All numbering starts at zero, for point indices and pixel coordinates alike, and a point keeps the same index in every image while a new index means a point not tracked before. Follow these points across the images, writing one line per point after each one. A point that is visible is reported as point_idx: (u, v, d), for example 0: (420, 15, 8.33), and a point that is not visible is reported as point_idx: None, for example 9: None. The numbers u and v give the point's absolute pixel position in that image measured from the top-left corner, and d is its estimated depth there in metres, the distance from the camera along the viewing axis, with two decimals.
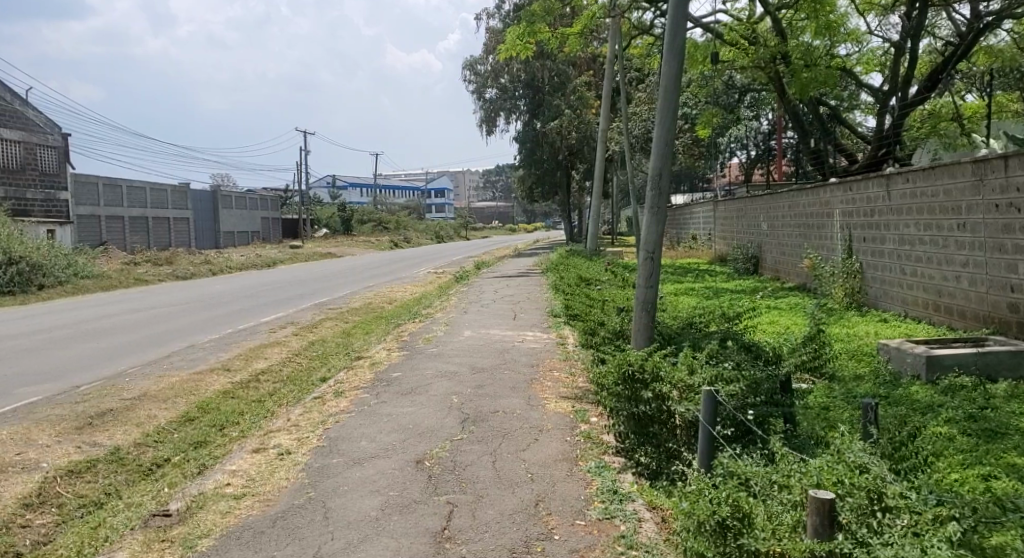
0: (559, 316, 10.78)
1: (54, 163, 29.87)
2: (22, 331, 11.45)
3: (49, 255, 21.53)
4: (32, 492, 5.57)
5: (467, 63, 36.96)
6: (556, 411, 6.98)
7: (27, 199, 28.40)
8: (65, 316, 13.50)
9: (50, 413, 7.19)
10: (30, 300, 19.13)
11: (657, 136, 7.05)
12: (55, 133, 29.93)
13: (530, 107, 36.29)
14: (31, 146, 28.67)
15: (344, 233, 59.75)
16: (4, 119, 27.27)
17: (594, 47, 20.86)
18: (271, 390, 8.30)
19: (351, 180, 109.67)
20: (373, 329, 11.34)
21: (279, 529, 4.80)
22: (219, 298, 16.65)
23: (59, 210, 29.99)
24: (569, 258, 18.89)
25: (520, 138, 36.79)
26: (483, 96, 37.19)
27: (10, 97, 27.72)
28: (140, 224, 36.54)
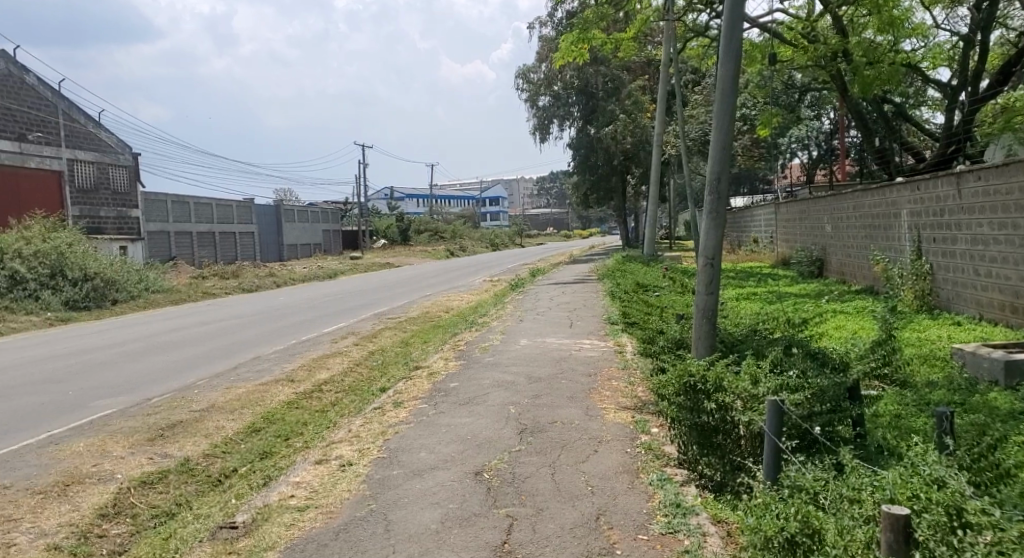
0: (617, 323, 10.65)
1: (125, 182, 31.47)
2: (100, 344, 12.03)
3: (123, 272, 22.58)
4: (108, 503, 5.83)
5: (521, 71, 36.97)
6: (616, 420, 6.87)
7: (101, 216, 29.91)
8: (138, 330, 14.05)
9: (123, 425, 7.48)
10: (106, 314, 20.07)
11: (715, 140, 6.89)
12: (126, 152, 31.57)
13: (584, 113, 36.27)
14: (104, 166, 30.24)
15: (402, 242, 60.92)
16: (80, 141, 29.09)
17: (651, 49, 20.55)
18: (333, 400, 8.43)
19: (407, 191, 111.86)
20: (432, 338, 11.42)
21: (342, 541, 4.87)
22: (285, 309, 17.13)
23: (130, 228, 31.49)
24: (626, 264, 18.82)
25: (575, 144, 36.83)
26: (537, 104, 37.09)
27: (86, 120, 29.53)
28: (208, 239, 37.88)
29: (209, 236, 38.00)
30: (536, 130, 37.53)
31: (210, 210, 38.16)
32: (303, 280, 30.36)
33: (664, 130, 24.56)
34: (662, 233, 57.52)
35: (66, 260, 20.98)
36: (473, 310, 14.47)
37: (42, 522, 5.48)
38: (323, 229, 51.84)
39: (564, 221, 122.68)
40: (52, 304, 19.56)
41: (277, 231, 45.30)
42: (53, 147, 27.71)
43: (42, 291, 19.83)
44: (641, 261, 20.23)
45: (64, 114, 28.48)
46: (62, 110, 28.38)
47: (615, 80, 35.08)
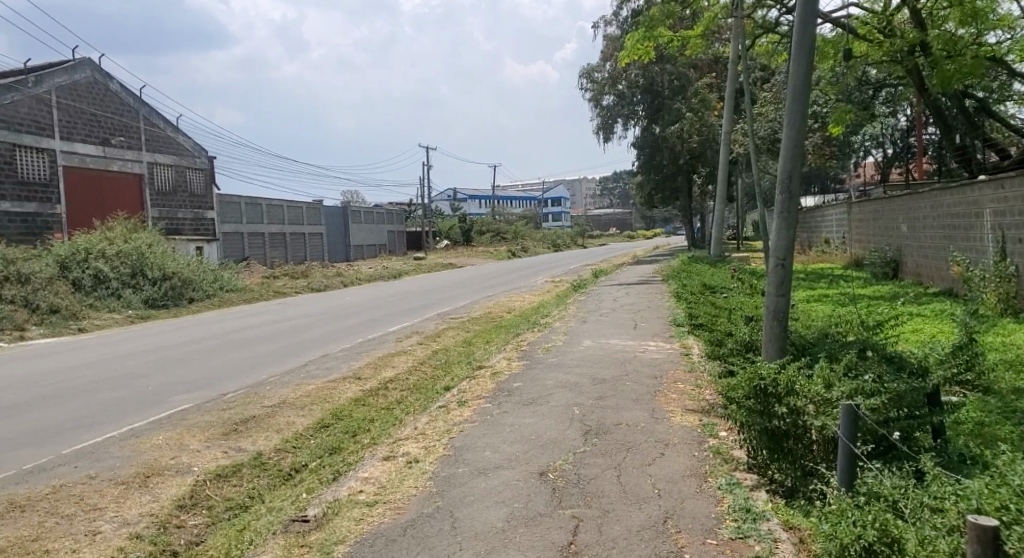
0: (682, 324, 10.49)
1: (202, 185, 32.79)
2: (178, 341, 12.53)
3: (199, 271, 23.45)
4: (185, 494, 6.05)
5: (584, 71, 36.79)
6: (683, 423, 6.76)
7: (179, 218, 31.24)
8: (213, 328, 14.56)
9: (199, 420, 7.75)
10: (182, 312, 20.88)
11: (787, 138, 6.71)
12: (203, 155, 32.79)
13: (649, 111, 35.88)
14: (182, 169, 31.60)
15: (464, 243, 61.50)
16: (159, 145, 30.46)
17: (719, 46, 20.18)
18: (399, 398, 8.55)
19: (469, 193, 112.90)
20: (495, 338, 11.48)
21: (410, 537, 4.93)
22: (351, 308, 17.48)
23: (207, 229, 32.79)
24: (691, 266, 18.52)
25: (640, 143, 36.65)
26: (601, 103, 36.82)
27: (165, 125, 30.90)
28: (279, 240, 39.05)
29: (281, 237, 39.12)
30: (600, 130, 37.28)
31: (281, 212, 39.28)
32: (368, 280, 30.92)
33: (731, 129, 24.09)
34: (728, 234, 56.42)
35: (147, 260, 21.91)
36: (536, 310, 14.50)
37: (125, 511, 5.73)
38: (388, 231, 52.69)
39: (626, 222, 121.45)
40: (133, 302, 20.43)
41: (344, 233, 46.30)
42: (135, 152, 29.05)
43: (124, 290, 20.74)
44: (707, 262, 19.88)
45: (145, 119, 29.82)
46: (143, 116, 29.73)
47: (681, 79, 34.58)
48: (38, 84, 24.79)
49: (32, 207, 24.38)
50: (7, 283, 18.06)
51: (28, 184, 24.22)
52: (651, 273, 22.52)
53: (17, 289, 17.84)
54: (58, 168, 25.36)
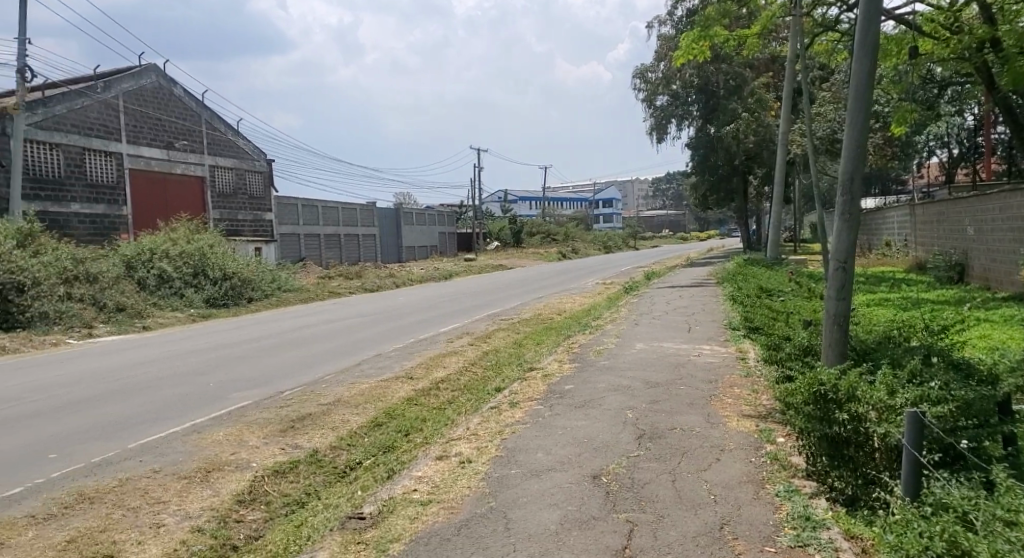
0: (738, 328, 10.32)
1: (260, 187, 33.66)
2: (238, 339, 12.87)
3: (257, 271, 24.06)
4: (245, 489, 6.20)
5: (638, 71, 36.35)
6: (739, 429, 6.64)
7: (239, 220, 32.13)
8: (271, 326, 14.92)
9: (258, 416, 7.93)
10: (241, 311, 21.46)
11: (849, 140, 6.54)
12: (261, 158, 33.68)
13: (705, 111, 35.45)
14: (242, 171, 32.51)
15: (514, 244, 61.68)
16: (221, 148, 31.40)
17: (778, 44, 19.82)
18: (450, 398, 8.61)
19: (518, 195, 113.30)
20: (545, 340, 11.46)
21: (464, 537, 4.95)
22: (403, 309, 17.69)
23: (265, 230, 33.64)
24: (746, 269, 18.21)
25: (694, 143, 36.22)
26: (654, 104, 36.45)
27: (226, 129, 31.80)
28: (334, 241, 39.78)
29: (335, 238, 39.86)
30: (653, 130, 36.93)
31: (336, 213, 40.03)
32: (420, 281, 31.21)
33: (787, 129, 23.59)
34: (785, 236, 55.24)
35: (208, 260, 22.58)
36: (587, 312, 14.45)
37: (187, 505, 5.90)
38: (439, 232, 53.14)
39: (677, 223, 119.83)
40: (194, 301, 21.09)
41: (396, 234, 46.91)
42: (197, 155, 29.96)
43: (186, 290, 21.41)
44: (763, 265, 19.53)
45: (207, 123, 30.72)
46: (205, 120, 30.62)
47: (736, 78, 33.72)
48: (106, 90, 25.80)
49: (100, 209, 25.31)
50: (75, 283, 18.51)
51: (97, 186, 25.15)
52: (705, 276, 22.23)
53: (86, 288, 18.56)
54: (125, 171, 26.32)
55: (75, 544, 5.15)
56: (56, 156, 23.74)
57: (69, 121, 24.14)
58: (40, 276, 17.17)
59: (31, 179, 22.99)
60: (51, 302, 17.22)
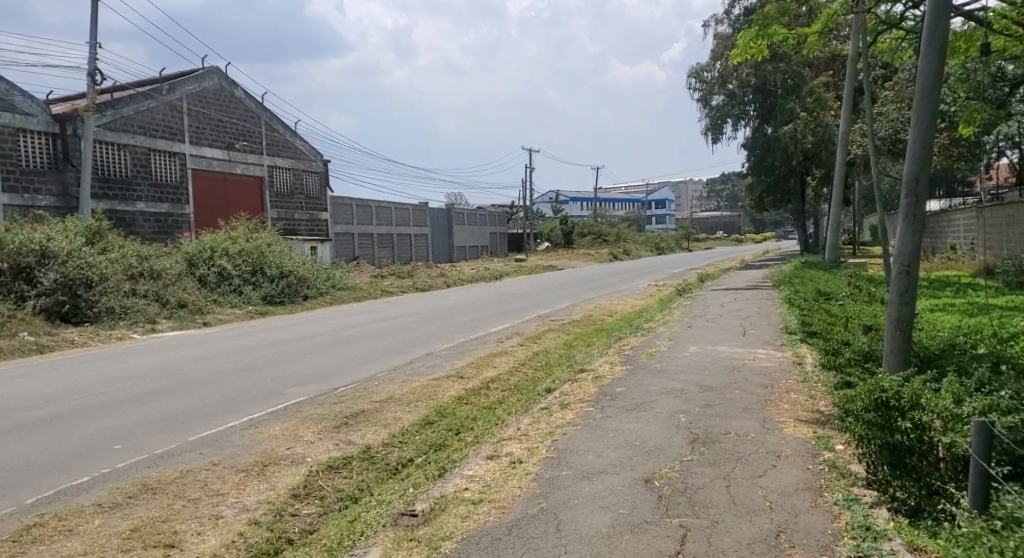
0: (795, 332, 10.09)
1: (317, 187, 34.35)
2: (294, 336, 13.17)
3: (313, 270, 24.55)
4: (300, 483, 6.32)
5: (693, 70, 36.18)
6: (795, 435, 6.49)
7: (296, 219, 32.82)
8: (326, 324, 15.21)
9: (313, 412, 8.09)
10: (297, 309, 21.93)
11: (913, 141, 6.33)
12: (318, 159, 34.36)
13: (762, 111, 34.87)
14: (299, 172, 33.23)
15: (565, 245, 61.56)
16: (279, 149, 32.10)
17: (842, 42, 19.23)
18: (500, 398, 8.64)
19: (569, 195, 113.23)
20: (596, 342, 11.40)
21: (515, 537, 4.96)
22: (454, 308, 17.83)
23: (321, 230, 34.33)
24: (803, 272, 17.81)
25: (750, 144, 35.64)
26: (710, 104, 36.05)
27: (285, 130, 32.52)
28: (387, 241, 40.36)
29: (388, 237, 40.44)
30: (709, 130, 36.47)
31: (390, 214, 40.63)
32: (470, 281, 31.38)
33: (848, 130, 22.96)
34: (844, 238, 53.78)
35: (265, 258, 23.13)
36: (639, 314, 14.31)
37: (244, 498, 6.04)
38: (490, 232, 53.39)
39: (731, 225, 117.80)
40: (253, 299, 21.67)
41: (448, 235, 47.35)
42: (256, 156, 30.70)
43: (245, 287, 22.00)
44: (821, 268, 19.09)
45: (267, 125, 31.40)
46: (265, 121, 31.30)
47: (796, 77, 33.27)
48: (171, 92, 26.59)
49: (164, 208, 26.15)
50: (140, 279, 19.19)
51: (161, 185, 25.99)
52: (760, 279, 21.80)
53: (150, 284, 19.20)
54: (188, 171, 27.13)
55: (139, 533, 5.32)
56: (123, 156, 24.66)
57: (136, 122, 25.05)
58: (107, 273, 17.83)
59: (100, 179, 23.93)
60: (117, 297, 17.85)
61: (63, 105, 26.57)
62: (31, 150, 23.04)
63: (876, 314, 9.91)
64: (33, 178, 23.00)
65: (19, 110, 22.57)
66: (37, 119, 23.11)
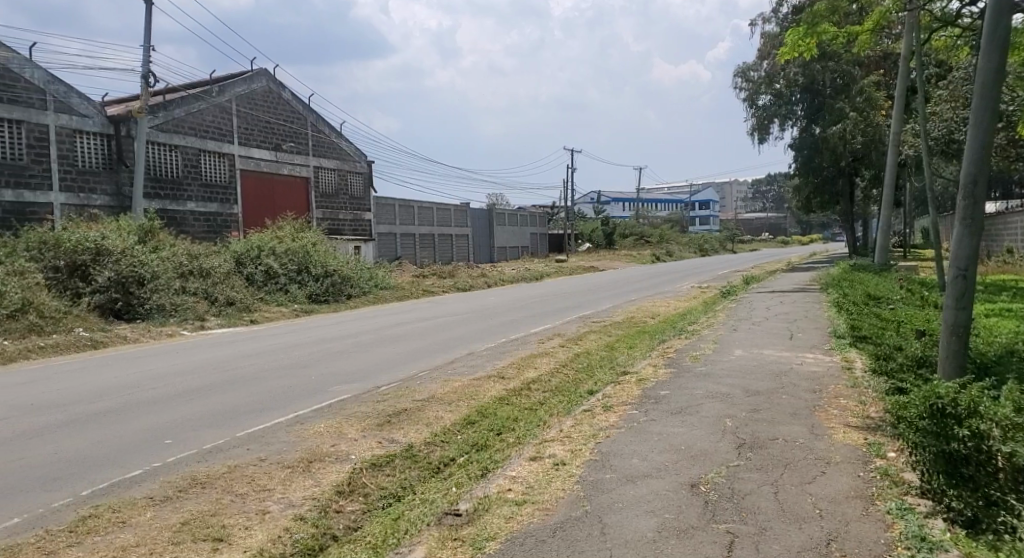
0: (844, 335, 9.89)
1: (361, 188, 34.74)
2: (338, 334, 13.34)
3: (356, 269, 24.82)
4: (345, 480, 6.38)
5: (739, 69, 35.82)
6: (846, 441, 6.35)
7: (340, 219, 33.20)
8: (369, 323, 15.36)
9: (357, 410, 8.18)
10: (341, 307, 22.21)
11: (970, 146, 6.17)
12: (362, 160, 34.73)
13: (809, 111, 34.34)
14: (344, 173, 33.65)
15: (607, 246, 61.29)
16: (325, 150, 32.50)
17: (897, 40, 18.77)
18: (542, 399, 8.63)
19: (610, 196, 112.90)
20: (638, 344, 11.32)
21: (560, 539, 4.94)
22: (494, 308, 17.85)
23: (364, 230, 34.71)
24: (852, 274, 17.46)
25: (797, 144, 35.17)
26: (756, 104, 35.58)
27: (330, 131, 32.90)
28: (428, 241, 40.64)
29: (430, 238, 40.72)
30: (755, 131, 36.02)
31: (432, 214, 40.94)
32: (510, 282, 31.38)
33: (901, 131, 22.43)
34: (895, 240, 52.49)
35: (311, 257, 23.45)
36: (681, 317, 14.17)
37: (290, 493, 6.13)
38: (531, 233, 53.38)
39: (776, 226, 115.71)
40: (297, 296, 22.04)
41: (488, 235, 47.51)
42: (303, 156, 31.14)
43: (291, 285, 22.37)
44: (869, 271, 18.72)
45: (313, 125, 31.83)
46: (311, 122, 31.74)
47: (845, 76, 32.41)
48: (221, 93, 27.08)
49: (214, 208, 26.72)
50: (190, 277, 19.61)
51: (211, 185, 26.54)
52: (808, 282, 21.40)
53: (200, 283, 19.59)
54: (236, 172, 27.67)
55: (188, 526, 5.42)
56: (175, 157, 25.24)
57: (187, 123, 25.66)
58: (158, 271, 18.26)
59: (152, 179, 24.53)
60: (168, 294, 18.27)
61: (120, 106, 27.33)
62: (87, 151, 23.72)
63: (930, 319, 9.69)
64: (88, 177, 23.69)
65: (76, 112, 23.23)
66: (93, 120, 23.75)
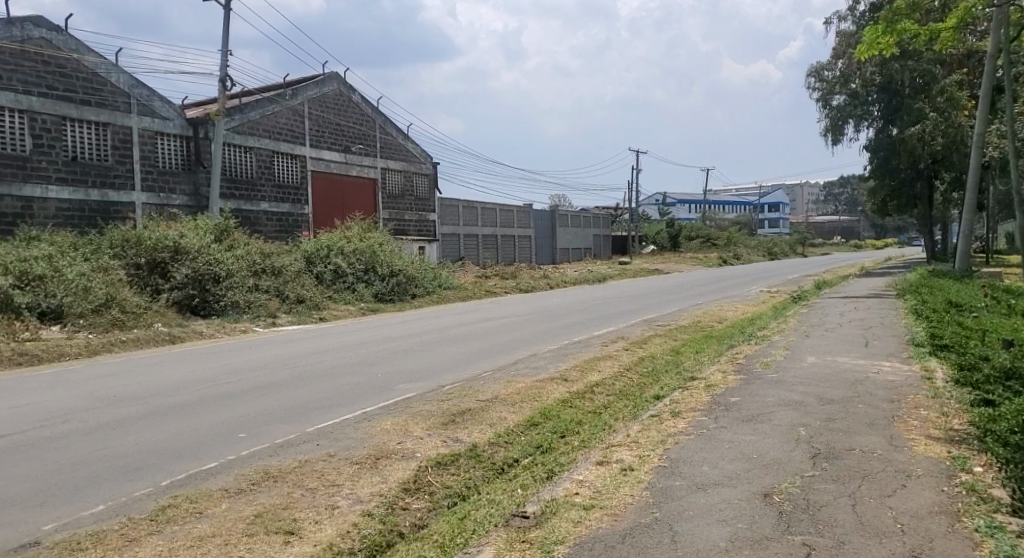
0: (924, 344, 9.55)
1: (426, 189, 35.18)
2: (403, 333, 13.54)
3: (420, 269, 25.09)
4: (410, 478, 6.43)
5: (813, 69, 35.20)
6: (928, 454, 6.11)
7: (405, 220, 33.67)
8: (432, 323, 15.53)
9: (423, 408, 8.26)
10: (408, 307, 22.53)
11: None
12: (428, 161, 35.16)
13: (886, 112, 33.51)
14: (410, 174, 34.12)
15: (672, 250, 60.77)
16: (392, 152, 33.00)
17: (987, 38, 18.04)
18: (606, 403, 8.60)
19: (675, 199, 111.87)
20: (705, 349, 11.16)
21: (629, 546, 4.88)
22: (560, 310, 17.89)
23: (429, 230, 35.15)
24: (931, 281, 16.88)
25: (873, 146, 34.42)
26: (829, 104, 34.96)
27: (397, 133, 33.36)
28: (491, 241, 40.93)
29: (492, 238, 41.02)
30: (827, 132, 35.38)
31: (494, 214, 41.22)
32: (572, 283, 31.28)
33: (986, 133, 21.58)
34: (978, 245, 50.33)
35: (377, 257, 23.84)
36: (750, 322, 13.92)
37: (358, 489, 6.21)
38: (595, 234, 53.29)
39: (847, 229, 112.47)
40: (364, 295, 22.45)
41: (551, 236, 47.59)
42: (371, 158, 31.64)
43: (358, 284, 22.81)
44: (949, 278, 18.04)
45: (381, 128, 32.34)
46: (379, 124, 32.26)
47: (926, 76, 31.51)
48: (294, 96, 27.82)
49: (286, 208, 27.40)
50: (263, 275, 20.15)
51: (283, 186, 27.26)
52: (884, 287, 20.78)
53: (272, 281, 20.11)
54: (307, 173, 28.34)
55: (261, 518, 5.55)
56: (250, 158, 25.99)
57: (261, 126, 26.41)
58: (233, 269, 18.84)
59: (229, 180, 25.31)
60: (242, 292, 18.77)
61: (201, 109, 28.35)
62: (167, 152, 24.62)
63: (1018, 329, 9.30)
64: (168, 178, 24.57)
65: (157, 114, 24.16)
66: (174, 122, 24.66)
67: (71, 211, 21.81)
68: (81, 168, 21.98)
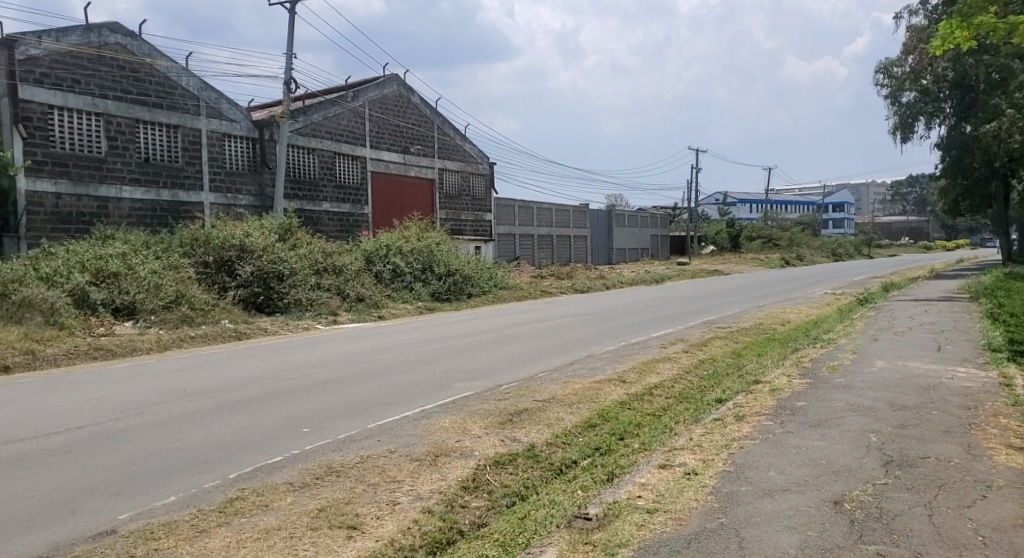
0: (1001, 349, 9.20)
1: (482, 188, 35.37)
2: (459, 332, 13.63)
3: (476, 269, 25.23)
4: (469, 476, 6.44)
5: (881, 64, 34.17)
6: (1009, 464, 5.87)
7: (461, 220, 33.88)
8: (488, 321, 15.63)
9: (481, 407, 8.30)
10: (466, 307, 22.68)
11: None
12: (484, 161, 35.34)
13: (959, 109, 33.06)
14: (467, 174, 34.34)
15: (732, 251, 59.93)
16: (450, 152, 33.29)
17: None
18: (665, 406, 8.51)
19: (733, 199, 110.16)
20: (767, 352, 10.96)
21: (695, 551, 4.79)
22: (620, 310, 17.77)
23: (485, 230, 35.34)
24: (1009, 284, 16.27)
25: (945, 143, 33.67)
26: (899, 101, 34.72)
27: (455, 134, 33.61)
28: (546, 241, 40.93)
29: (548, 238, 41.02)
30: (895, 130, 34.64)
31: (550, 214, 41.21)
32: (627, 283, 31.03)
33: None
34: None
35: (434, 257, 24.04)
36: (814, 324, 13.62)
37: (418, 486, 6.24)
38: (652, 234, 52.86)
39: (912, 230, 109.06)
40: (422, 295, 22.69)
41: (607, 236, 47.36)
42: (429, 158, 31.93)
43: (416, 283, 23.08)
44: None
45: (438, 129, 32.65)
46: (437, 125, 32.58)
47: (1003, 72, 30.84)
48: (355, 99, 28.34)
49: (347, 208, 27.87)
50: (325, 273, 20.56)
51: (344, 187, 27.75)
52: (957, 290, 20.09)
53: (333, 279, 20.50)
54: (367, 174, 28.78)
55: (325, 513, 5.63)
56: (312, 160, 26.54)
57: (324, 127, 26.96)
58: (296, 268, 19.27)
59: (291, 181, 25.90)
60: (304, 290, 19.21)
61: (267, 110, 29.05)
62: (234, 153, 25.28)
63: None
64: (235, 179, 25.26)
65: (224, 117, 24.84)
66: (240, 125, 25.36)
67: (143, 210, 22.58)
68: (153, 169, 22.74)
